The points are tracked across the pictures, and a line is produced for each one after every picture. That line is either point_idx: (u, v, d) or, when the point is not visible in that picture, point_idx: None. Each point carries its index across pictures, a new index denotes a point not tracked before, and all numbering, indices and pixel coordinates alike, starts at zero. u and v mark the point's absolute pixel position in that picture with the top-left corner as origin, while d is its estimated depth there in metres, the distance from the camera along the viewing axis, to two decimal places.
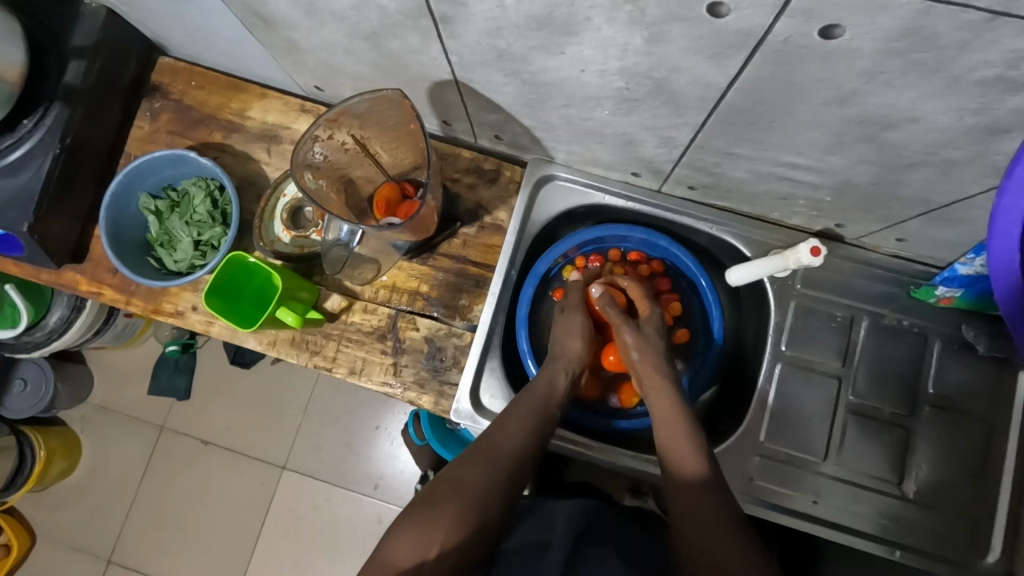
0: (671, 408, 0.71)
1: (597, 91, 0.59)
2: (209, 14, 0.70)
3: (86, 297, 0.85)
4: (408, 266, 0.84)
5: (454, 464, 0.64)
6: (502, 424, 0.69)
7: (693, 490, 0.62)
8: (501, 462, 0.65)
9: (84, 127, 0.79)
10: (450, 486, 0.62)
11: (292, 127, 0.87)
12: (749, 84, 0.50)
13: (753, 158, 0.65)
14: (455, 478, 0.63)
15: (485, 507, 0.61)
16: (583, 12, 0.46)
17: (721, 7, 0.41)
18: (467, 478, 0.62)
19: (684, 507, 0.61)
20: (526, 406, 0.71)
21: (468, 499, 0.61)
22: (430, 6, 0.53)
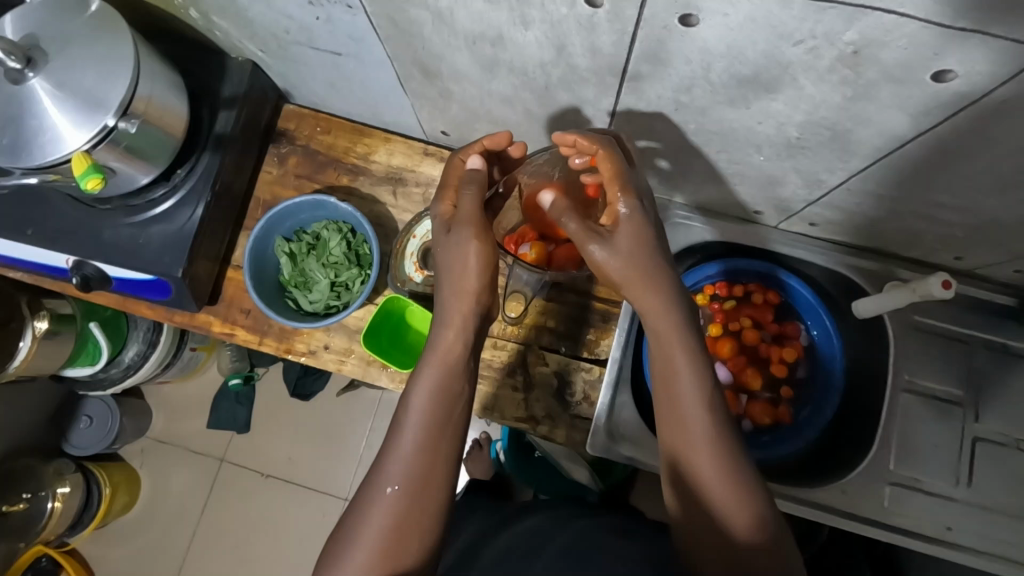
0: (692, 400, 0.57)
1: (765, 140, 0.62)
2: (367, 68, 0.74)
3: (218, 338, 0.87)
4: (535, 302, 0.87)
5: (357, 503, 0.57)
6: (393, 438, 0.59)
7: (684, 448, 0.57)
8: (411, 478, 0.57)
9: (229, 174, 0.82)
10: (374, 477, 0.57)
11: (417, 169, 0.90)
12: (936, 136, 0.53)
13: (899, 199, 0.68)
14: (355, 523, 0.56)
15: (418, 501, 0.56)
16: (795, 74, 0.50)
17: (947, 74, 0.45)
18: (395, 472, 0.57)
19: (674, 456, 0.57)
20: (420, 394, 0.61)
21: (399, 495, 0.56)
22: (626, 65, 0.56)
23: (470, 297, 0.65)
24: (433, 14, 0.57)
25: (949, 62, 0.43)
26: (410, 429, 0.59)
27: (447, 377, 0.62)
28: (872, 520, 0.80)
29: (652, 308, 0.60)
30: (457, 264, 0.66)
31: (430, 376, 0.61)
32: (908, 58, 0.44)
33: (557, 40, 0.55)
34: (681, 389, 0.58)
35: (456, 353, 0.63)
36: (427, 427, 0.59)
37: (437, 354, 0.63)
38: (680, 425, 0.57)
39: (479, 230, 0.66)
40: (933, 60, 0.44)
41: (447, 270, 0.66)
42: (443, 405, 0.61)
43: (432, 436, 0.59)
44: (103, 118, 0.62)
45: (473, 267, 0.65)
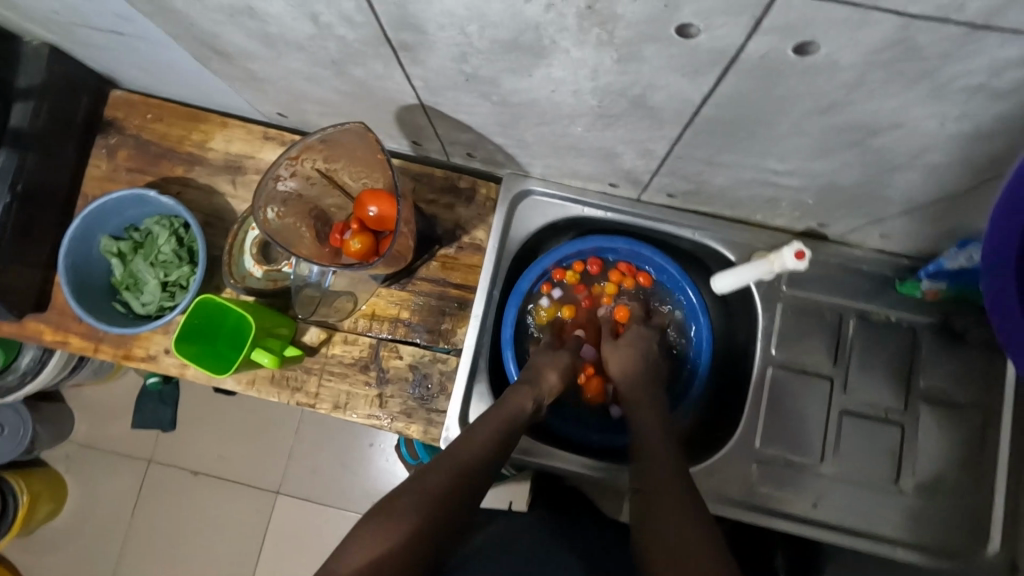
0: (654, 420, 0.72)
1: (570, 109, 0.57)
2: (160, 48, 0.67)
3: (52, 347, 0.81)
4: (387, 292, 0.82)
5: (420, 478, 0.60)
6: (465, 442, 0.65)
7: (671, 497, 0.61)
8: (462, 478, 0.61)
9: (37, 171, 0.75)
10: (436, 470, 0.61)
11: (258, 156, 0.83)
12: (724, 99, 0.48)
13: (733, 166, 0.63)
14: (418, 487, 0.59)
15: (451, 501, 0.59)
16: (550, 36, 0.44)
17: (692, 28, 0.39)
18: (425, 495, 0.58)
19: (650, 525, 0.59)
20: (485, 426, 0.68)
21: (422, 506, 0.57)
22: (389, 34, 0.50)
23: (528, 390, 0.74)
24: None
25: (686, 14, 0.38)
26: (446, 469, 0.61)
27: (493, 447, 0.66)
28: (737, 500, 0.77)
29: (644, 408, 0.74)
30: (541, 376, 0.77)
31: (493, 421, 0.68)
32: (645, 11, 0.39)
33: (304, 8, 0.49)
34: (653, 422, 0.72)
35: (509, 433, 0.68)
36: (457, 470, 0.61)
37: (483, 422, 0.68)
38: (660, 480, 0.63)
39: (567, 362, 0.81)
40: (669, 12, 0.38)
41: (534, 370, 0.77)
42: (477, 465, 0.63)
43: (468, 475, 0.62)
44: None
45: (551, 386, 0.77)
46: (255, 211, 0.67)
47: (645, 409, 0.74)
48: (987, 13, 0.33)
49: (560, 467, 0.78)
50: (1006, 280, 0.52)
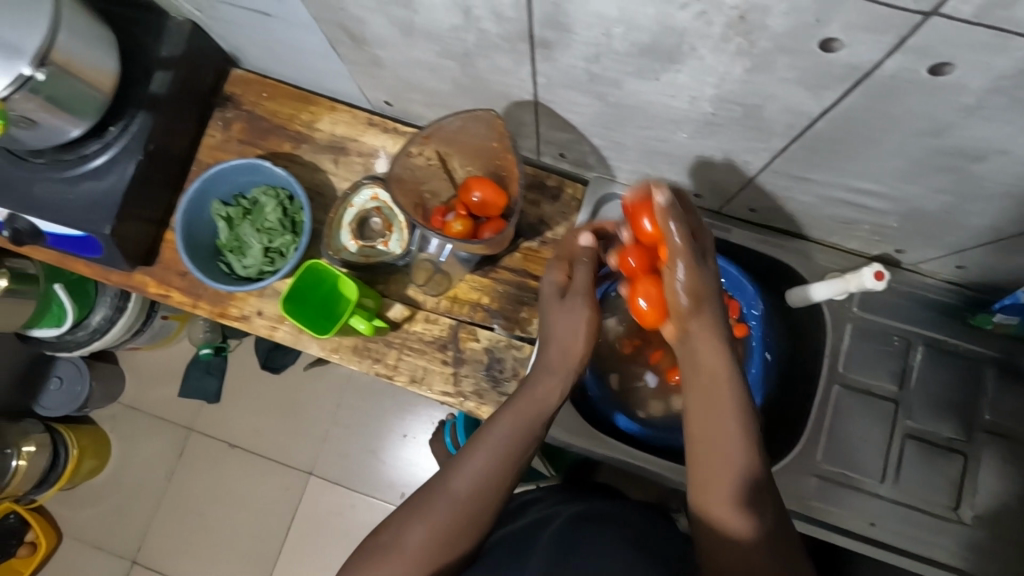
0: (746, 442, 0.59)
1: (682, 115, 0.61)
2: (298, 31, 0.73)
3: (153, 299, 0.87)
4: (470, 278, 0.86)
5: (421, 492, 0.62)
6: (472, 449, 0.64)
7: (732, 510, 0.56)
8: (473, 493, 0.61)
9: (165, 134, 0.81)
10: (443, 482, 0.62)
11: (360, 139, 0.89)
12: (842, 114, 0.52)
13: (826, 184, 0.66)
14: (417, 506, 0.60)
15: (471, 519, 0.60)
16: (691, 42, 0.48)
17: (834, 43, 0.43)
18: (426, 525, 0.58)
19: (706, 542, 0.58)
20: (504, 426, 0.65)
21: (427, 539, 0.58)
22: (533, 32, 0.55)
23: (553, 365, 0.72)
24: None
25: (833, 30, 0.42)
26: (447, 505, 0.60)
27: (497, 470, 0.63)
28: (794, 510, 0.79)
29: (701, 339, 0.65)
30: (564, 330, 0.73)
31: (508, 419, 0.66)
32: (793, 25, 0.43)
33: (460, 2, 0.54)
34: (730, 440, 0.59)
35: (520, 444, 0.65)
36: (461, 505, 0.60)
37: (495, 442, 0.64)
38: (717, 485, 0.58)
39: (591, 301, 0.74)
40: (817, 27, 0.42)
41: (562, 347, 0.73)
42: (482, 491, 0.61)
43: (487, 493, 0.61)
44: (19, 66, 0.62)
45: (574, 342, 0.73)
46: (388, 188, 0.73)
47: (711, 359, 0.64)
48: None
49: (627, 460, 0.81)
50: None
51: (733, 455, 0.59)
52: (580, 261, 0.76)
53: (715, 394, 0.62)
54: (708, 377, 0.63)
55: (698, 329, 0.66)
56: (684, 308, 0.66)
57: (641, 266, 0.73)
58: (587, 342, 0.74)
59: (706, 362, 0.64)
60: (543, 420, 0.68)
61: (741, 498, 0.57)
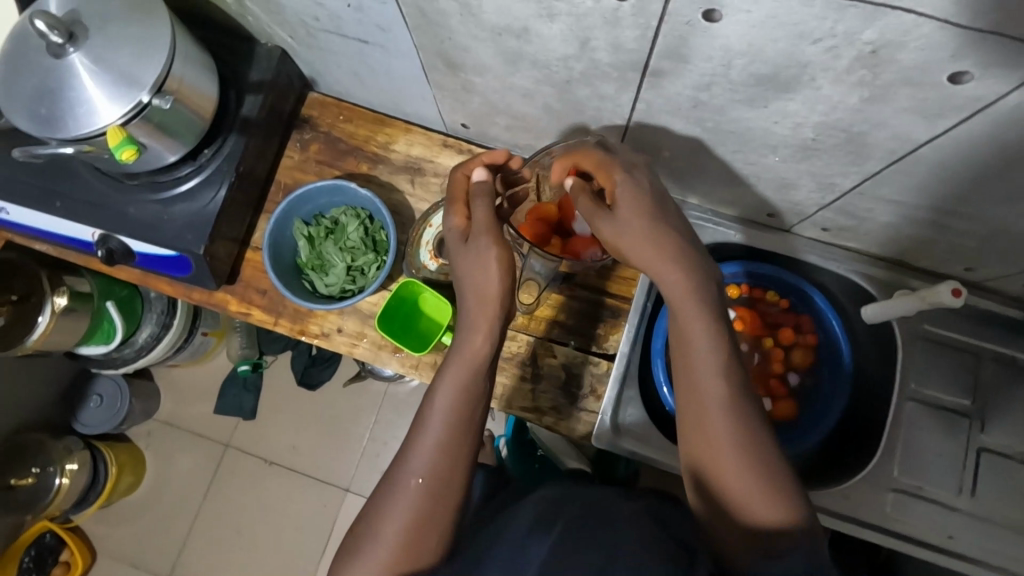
0: (731, 436, 0.54)
1: (780, 140, 0.63)
2: (394, 58, 0.76)
3: (233, 317, 0.89)
4: (546, 295, 0.88)
5: (392, 469, 0.60)
6: (428, 407, 0.61)
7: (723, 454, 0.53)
8: (438, 459, 0.59)
9: (253, 156, 0.84)
10: (408, 451, 0.59)
11: (435, 161, 0.91)
12: (949, 140, 0.54)
13: (911, 205, 0.69)
14: (390, 489, 0.58)
15: (439, 491, 0.58)
16: (813, 73, 0.51)
17: (962, 75, 0.46)
18: (398, 511, 0.57)
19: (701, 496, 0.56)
20: (450, 377, 0.62)
21: (401, 526, 0.56)
22: (648, 61, 0.58)
23: (488, 315, 0.64)
24: (462, 5, 0.59)
25: (965, 64, 0.45)
26: (407, 500, 0.57)
27: (446, 453, 0.59)
28: (871, 523, 0.81)
29: (633, 232, 0.58)
30: (482, 275, 0.64)
31: (455, 374, 0.62)
32: (926, 59, 0.45)
33: (581, 34, 0.57)
34: (713, 425, 0.54)
35: (460, 417, 0.61)
36: (424, 494, 0.57)
37: (441, 427, 0.60)
38: (711, 429, 0.54)
39: (498, 237, 0.66)
40: (949, 61, 0.45)
41: (488, 299, 0.64)
42: (440, 479, 0.58)
43: (447, 454, 0.59)
44: (137, 94, 0.64)
45: (490, 277, 0.64)
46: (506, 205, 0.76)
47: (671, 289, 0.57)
48: None
49: None
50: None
51: (724, 457, 0.53)
52: (477, 192, 0.69)
53: (689, 343, 0.57)
54: (696, 398, 0.56)
55: (690, 316, 0.57)
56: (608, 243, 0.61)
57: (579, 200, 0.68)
58: (503, 287, 0.65)
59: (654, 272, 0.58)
60: (484, 376, 0.63)
61: (738, 441, 0.53)
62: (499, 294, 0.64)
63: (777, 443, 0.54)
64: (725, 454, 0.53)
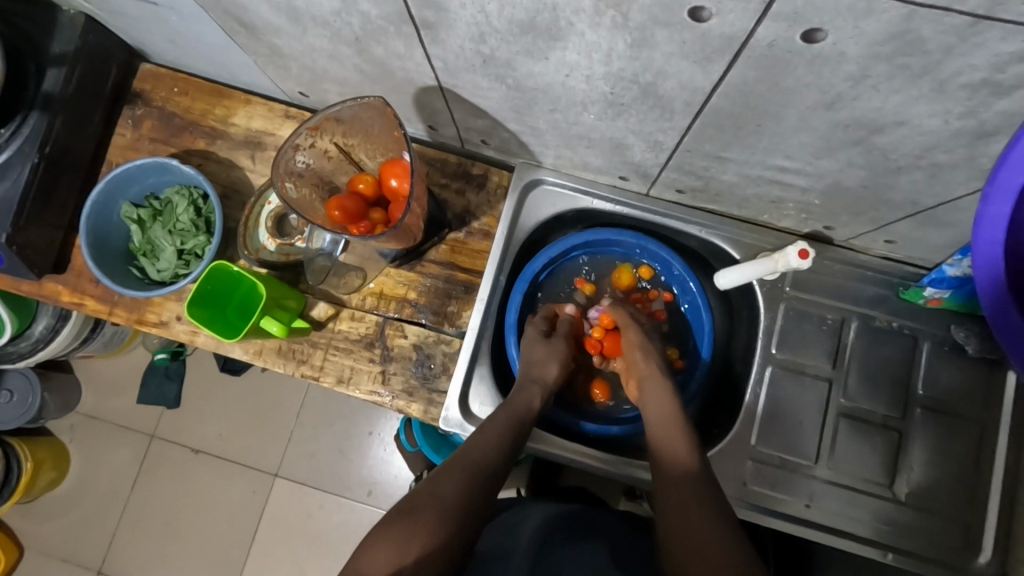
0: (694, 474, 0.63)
1: (583, 95, 0.58)
2: (191, 20, 0.69)
3: (68, 307, 0.84)
4: (396, 273, 0.83)
5: (431, 477, 0.62)
6: (477, 438, 0.68)
7: (695, 515, 0.58)
8: (480, 473, 0.63)
9: (64, 134, 0.77)
10: (459, 462, 0.64)
11: (277, 133, 0.85)
12: (733, 88, 0.49)
13: (739, 161, 0.64)
14: (437, 485, 0.60)
15: (479, 497, 0.61)
16: (567, 16, 0.46)
17: (703, 12, 0.41)
18: (445, 501, 0.58)
19: (676, 535, 0.58)
20: (499, 422, 0.70)
21: (444, 513, 0.57)
22: (412, 12, 0.52)
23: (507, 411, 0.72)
24: None
25: None
26: (454, 496, 0.59)
27: (484, 481, 0.62)
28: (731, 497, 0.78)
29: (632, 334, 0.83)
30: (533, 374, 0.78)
31: (503, 425, 0.70)
32: None
33: None
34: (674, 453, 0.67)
35: (488, 464, 0.64)
36: (469, 494, 0.60)
37: (475, 466, 0.63)
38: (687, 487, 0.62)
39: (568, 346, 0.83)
40: None
41: (510, 404, 0.73)
42: (470, 500, 0.60)
43: (490, 472, 0.64)
44: None
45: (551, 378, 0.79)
46: (273, 181, 0.67)
47: (660, 400, 0.74)
48: (988, 3, 0.34)
49: (557, 452, 0.80)
50: (1004, 291, 0.48)
51: (696, 522, 0.57)
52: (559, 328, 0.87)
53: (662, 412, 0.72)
54: (672, 447, 0.67)
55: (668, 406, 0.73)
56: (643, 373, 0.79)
57: (400, 189, 0.70)
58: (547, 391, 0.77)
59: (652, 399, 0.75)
60: (526, 430, 0.72)
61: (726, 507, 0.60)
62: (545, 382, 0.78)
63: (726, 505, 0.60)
64: (681, 499, 0.61)
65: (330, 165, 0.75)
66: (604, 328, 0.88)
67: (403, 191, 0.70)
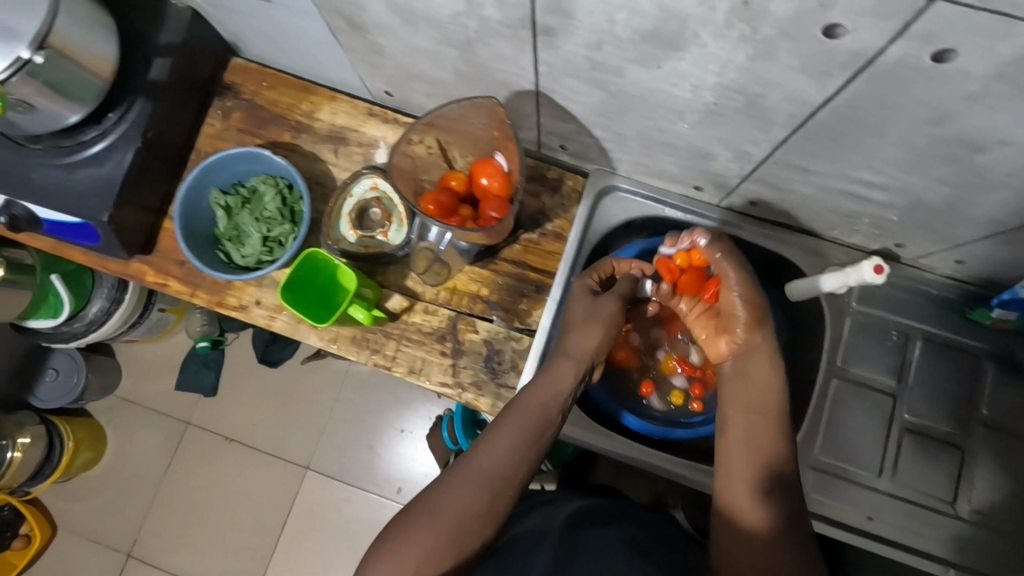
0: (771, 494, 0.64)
1: (684, 105, 0.60)
2: (299, 18, 0.73)
3: (151, 288, 0.87)
4: (470, 269, 0.86)
5: (438, 484, 0.62)
6: (492, 437, 0.65)
7: (759, 536, 0.62)
8: (490, 479, 0.62)
9: (164, 121, 0.81)
10: (466, 466, 0.63)
11: (360, 129, 0.89)
12: (843, 103, 0.52)
13: (825, 176, 0.66)
14: (438, 495, 0.60)
15: (490, 507, 0.60)
16: (694, 28, 0.48)
17: (838, 29, 0.43)
18: (445, 512, 0.59)
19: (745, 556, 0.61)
20: (520, 415, 0.67)
21: (444, 527, 0.57)
22: (534, 18, 0.55)
23: (529, 403, 0.69)
24: None
25: (836, 15, 0.42)
26: (454, 509, 0.59)
27: (502, 489, 0.62)
28: None
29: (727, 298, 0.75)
30: (573, 349, 0.75)
31: (520, 418, 0.67)
32: (798, 11, 0.43)
33: None
34: (743, 463, 0.66)
35: (504, 467, 0.63)
36: (473, 505, 0.60)
37: (486, 475, 0.62)
38: (751, 509, 0.64)
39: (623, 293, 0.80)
40: (820, 13, 0.42)
41: (540, 391, 0.70)
42: (473, 512, 0.59)
43: (506, 475, 0.62)
44: (18, 50, 0.62)
45: (591, 344, 0.75)
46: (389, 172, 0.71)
47: (763, 377, 0.70)
48: None
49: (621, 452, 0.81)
50: None
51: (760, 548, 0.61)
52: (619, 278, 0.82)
53: (762, 402, 0.69)
54: (759, 454, 0.66)
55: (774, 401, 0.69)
56: (744, 322, 0.73)
57: (492, 186, 0.75)
58: (578, 372, 0.73)
59: (758, 376, 0.71)
60: (551, 419, 0.69)
61: (790, 530, 0.62)
62: (581, 356, 0.74)
63: (793, 527, 0.62)
64: (746, 512, 0.64)
65: (425, 161, 0.79)
66: (688, 262, 0.79)
67: (494, 188, 0.74)
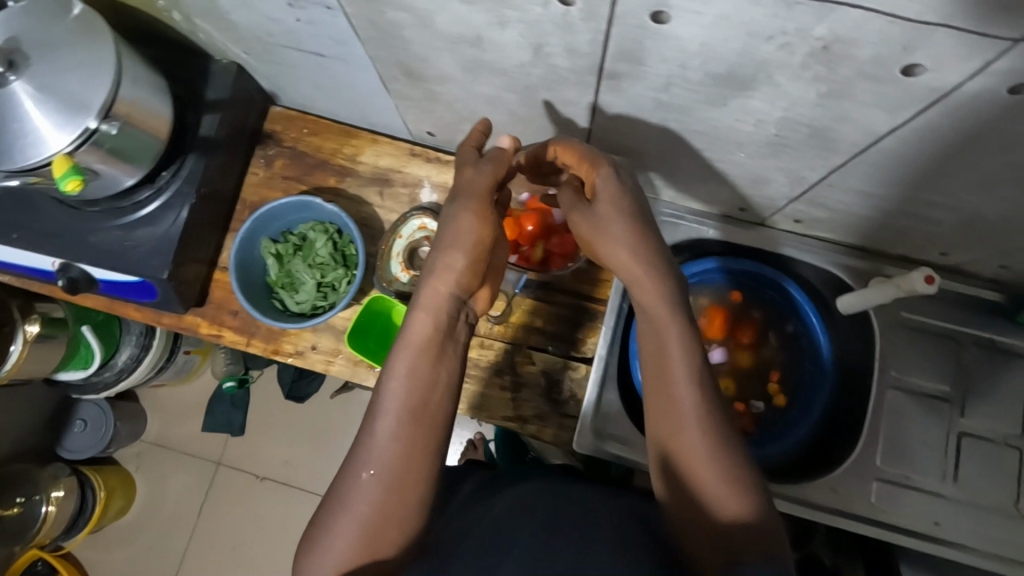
0: (700, 450, 0.50)
1: (746, 137, 0.62)
2: (351, 69, 0.74)
3: (206, 340, 0.87)
4: (521, 302, 0.87)
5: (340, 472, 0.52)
6: (375, 410, 0.53)
7: (701, 467, 0.49)
8: (393, 450, 0.51)
9: (215, 175, 0.82)
10: (364, 440, 0.52)
11: (404, 170, 0.90)
12: (911, 132, 0.53)
13: (880, 196, 0.68)
14: (340, 494, 0.50)
15: (397, 483, 0.50)
16: (769, 71, 0.50)
17: (917, 69, 0.45)
18: (351, 511, 0.49)
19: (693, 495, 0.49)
20: (401, 365, 0.54)
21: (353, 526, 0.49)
22: (604, 65, 0.56)
23: (417, 357, 0.55)
24: (413, 15, 0.58)
25: (918, 57, 0.44)
26: (362, 499, 0.49)
27: (411, 457, 0.51)
28: (859, 515, 0.80)
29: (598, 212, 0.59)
30: (428, 298, 0.58)
31: (403, 364, 0.54)
32: (880, 54, 0.44)
33: (533, 40, 0.55)
34: (682, 418, 0.51)
35: (403, 429, 0.52)
36: (381, 487, 0.50)
37: (377, 472, 0.50)
38: (678, 437, 0.51)
39: (481, 204, 0.61)
40: (902, 55, 0.44)
41: (414, 334, 0.56)
42: (384, 499, 0.49)
43: (411, 439, 0.52)
44: (84, 120, 0.62)
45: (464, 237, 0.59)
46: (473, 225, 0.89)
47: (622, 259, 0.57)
48: None
49: None
50: None
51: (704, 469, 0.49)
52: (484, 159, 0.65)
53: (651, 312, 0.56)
54: (663, 393, 0.53)
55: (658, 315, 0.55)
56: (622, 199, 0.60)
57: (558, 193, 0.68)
58: (438, 326, 0.57)
59: (623, 262, 0.57)
60: (442, 364, 0.55)
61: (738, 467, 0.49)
62: (442, 306, 0.57)
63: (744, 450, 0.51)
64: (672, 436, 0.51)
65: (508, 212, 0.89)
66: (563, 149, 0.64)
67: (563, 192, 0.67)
